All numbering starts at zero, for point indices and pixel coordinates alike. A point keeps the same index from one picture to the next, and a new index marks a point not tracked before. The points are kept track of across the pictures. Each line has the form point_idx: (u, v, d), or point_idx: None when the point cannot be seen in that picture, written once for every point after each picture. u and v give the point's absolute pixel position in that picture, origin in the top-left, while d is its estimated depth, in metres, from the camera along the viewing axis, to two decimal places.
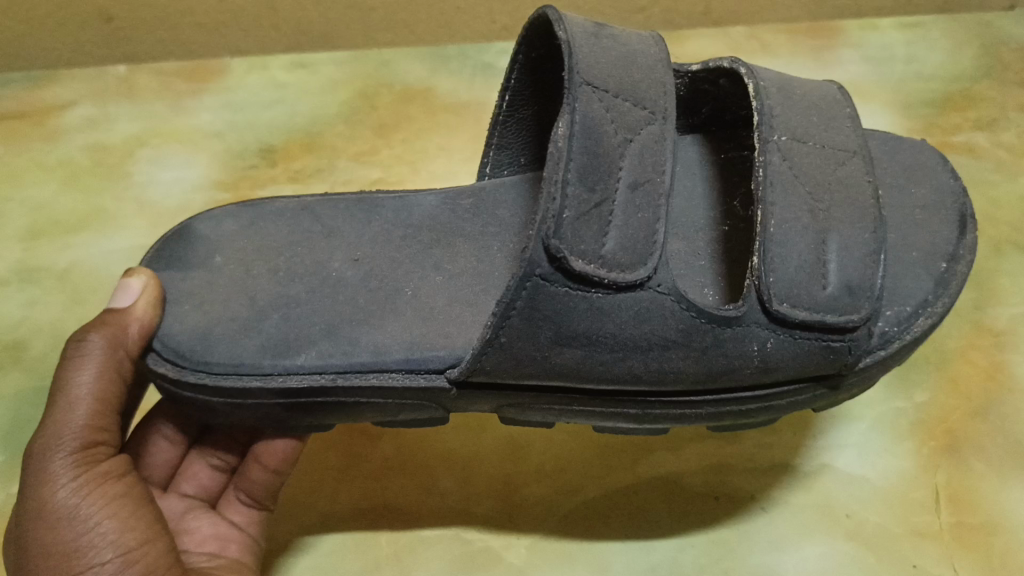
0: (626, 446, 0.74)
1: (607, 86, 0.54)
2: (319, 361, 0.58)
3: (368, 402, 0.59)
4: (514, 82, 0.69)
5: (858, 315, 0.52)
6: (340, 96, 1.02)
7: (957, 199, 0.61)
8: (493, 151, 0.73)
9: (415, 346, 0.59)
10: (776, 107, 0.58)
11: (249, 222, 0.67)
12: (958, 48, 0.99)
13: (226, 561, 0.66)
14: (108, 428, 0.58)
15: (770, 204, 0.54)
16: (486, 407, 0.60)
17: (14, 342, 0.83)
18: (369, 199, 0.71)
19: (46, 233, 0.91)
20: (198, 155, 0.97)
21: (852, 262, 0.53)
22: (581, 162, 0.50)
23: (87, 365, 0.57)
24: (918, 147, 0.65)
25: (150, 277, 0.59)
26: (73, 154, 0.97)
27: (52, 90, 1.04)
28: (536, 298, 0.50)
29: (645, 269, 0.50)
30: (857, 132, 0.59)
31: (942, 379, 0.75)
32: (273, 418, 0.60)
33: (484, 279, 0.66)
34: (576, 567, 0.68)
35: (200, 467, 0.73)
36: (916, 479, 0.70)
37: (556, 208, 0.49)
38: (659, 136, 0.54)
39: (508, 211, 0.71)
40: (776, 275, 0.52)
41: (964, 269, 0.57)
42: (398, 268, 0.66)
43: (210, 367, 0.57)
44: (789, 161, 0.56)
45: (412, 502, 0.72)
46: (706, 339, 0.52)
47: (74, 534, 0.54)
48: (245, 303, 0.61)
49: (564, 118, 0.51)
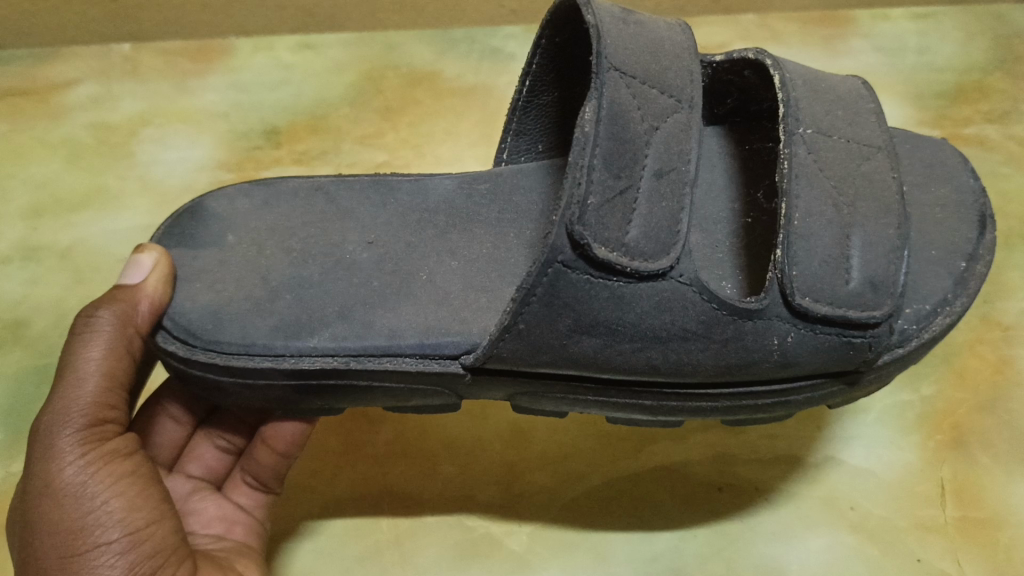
0: (634, 435, 0.74)
1: (634, 72, 0.54)
2: (332, 344, 0.57)
3: (379, 386, 0.58)
4: (536, 67, 0.68)
5: (881, 311, 0.52)
6: (346, 78, 1.01)
7: (977, 198, 0.61)
8: (511, 137, 0.72)
9: (431, 331, 0.58)
10: (801, 99, 0.58)
11: (263, 201, 0.67)
12: (969, 40, 0.99)
13: (232, 543, 0.66)
14: (116, 406, 0.58)
15: (794, 197, 0.53)
16: (499, 395, 0.59)
17: (16, 321, 0.83)
18: (384, 181, 0.70)
19: (48, 211, 0.90)
20: (202, 135, 0.96)
21: (876, 258, 0.53)
22: (607, 149, 0.50)
23: (96, 340, 0.56)
24: (939, 145, 0.65)
25: (161, 253, 0.59)
26: (76, 132, 0.96)
27: (55, 66, 1.03)
28: (557, 284, 0.50)
29: (668, 259, 0.49)
30: (882, 127, 0.59)
31: (949, 373, 0.74)
32: (284, 400, 0.60)
33: (500, 264, 0.65)
34: (577, 555, 0.67)
35: (206, 448, 0.73)
36: (921, 472, 0.69)
37: (582, 194, 0.48)
38: (686, 125, 0.54)
39: (525, 199, 0.70)
40: (799, 268, 0.51)
41: (982, 269, 0.57)
42: (414, 251, 0.65)
43: (220, 346, 0.56)
44: (813, 154, 0.55)
45: (416, 488, 0.72)
46: (727, 331, 0.51)
47: (81, 512, 0.53)
48: (258, 284, 0.61)
49: (591, 103, 0.51)
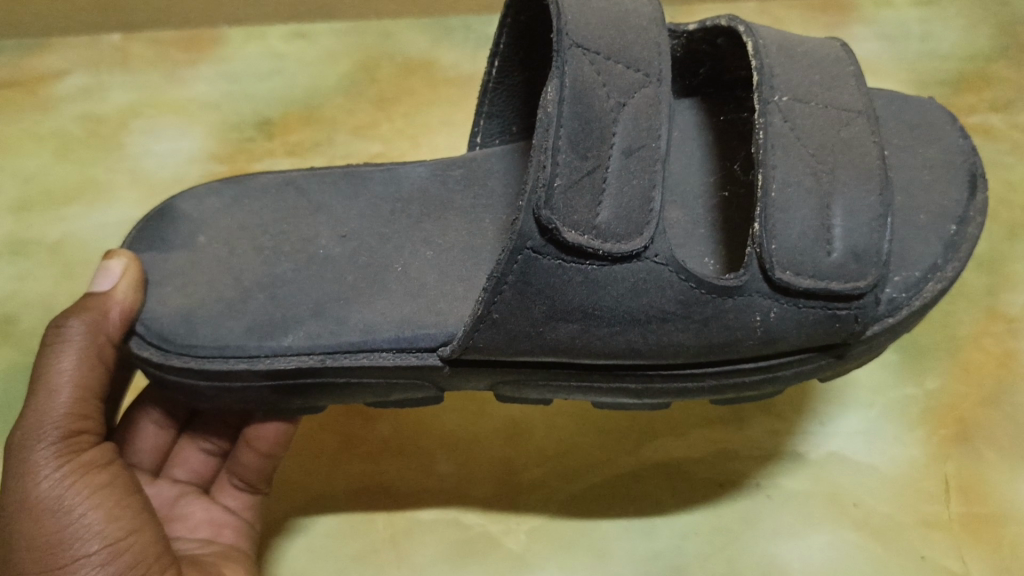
0: (630, 430, 0.72)
1: (597, 48, 0.52)
2: (306, 342, 0.56)
3: (359, 382, 0.57)
4: (503, 47, 0.67)
5: (866, 281, 0.50)
6: (340, 68, 1.00)
7: (967, 157, 0.59)
8: (483, 119, 0.71)
9: (406, 324, 0.57)
10: (776, 66, 0.56)
11: (232, 199, 0.65)
12: (974, 27, 0.97)
13: (219, 547, 0.65)
14: (91, 416, 0.57)
15: (771, 168, 0.51)
16: (480, 385, 0.58)
17: (5, 317, 0.82)
18: (355, 172, 0.68)
19: (38, 204, 0.89)
20: (194, 126, 0.94)
21: (859, 227, 0.51)
22: (572, 128, 0.48)
23: (67, 351, 0.55)
24: (924, 103, 0.63)
25: (130, 259, 0.58)
26: (66, 124, 0.95)
27: (43, 57, 1.01)
28: (528, 271, 0.48)
29: (642, 239, 0.48)
30: (862, 91, 0.57)
31: (954, 367, 0.73)
32: (263, 401, 0.59)
33: (474, 253, 0.63)
34: (576, 552, 0.66)
35: (191, 451, 0.71)
36: (926, 468, 0.68)
37: (548, 176, 0.47)
38: (655, 99, 0.52)
39: (500, 182, 0.69)
40: (778, 242, 0.50)
41: (975, 231, 0.55)
42: (387, 243, 0.64)
43: (194, 350, 0.56)
44: (790, 122, 0.53)
45: (409, 484, 0.71)
46: (707, 309, 0.50)
47: (59, 525, 0.53)
48: (229, 284, 0.59)
49: (552, 83, 0.49)
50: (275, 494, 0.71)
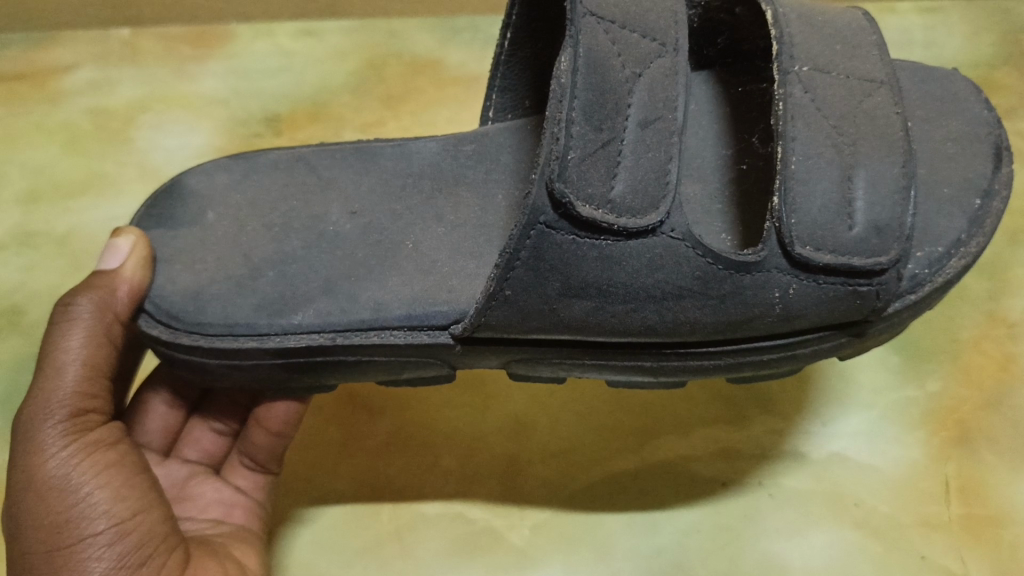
0: (638, 427, 0.73)
1: (611, 16, 0.53)
2: (317, 320, 0.57)
3: (371, 361, 0.58)
4: (515, 18, 0.67)
5: (887, 257, 0.51)
6: (347, 65, 1.00)
7: (991, 130, 0.59)
8: (495, 93, 0.71)
9: (417, 302, 0.57)
10: (796, 36, 0.56)
11: (241, 175, 0.66)
12: (977, 34, 0.97)
13: (229, 527, 0.66)
14: (98, 395, 0.58)
15: (791, 139, 0.52)
16: (493, 363, 0.59)
17: (13, 308, 0.82)
18: (366, 148, 0.69)
19: (46, 196, 0.89)
20: (201, 121, 0.95)
21: (880, 200, 0.51)
22: (586, 100, 0.49)
23: (75, 329, 0.56)
24: (949, 75, 0.63)
25: (138, 236, 0.58)
26: (74, 117, 0.95)
27: (51, 51, 1.01)
28: (541, 246, 0.49)
29: (657, 214, 0.49)
30: (885, 61, 0.57)
31: (955, 369, 0.73)
32: (273, 379, 0.59)
33: (487, 229, 0.64)
34: (579, 547, 0.67)
35: (201, 432, 0.72)
36: (926, 468, 0.69)
37: (561, 150, 0.47)
38: (671, 69, 0.53)
39: (511, 158, 0.69)
40: (798, 216, 0.50)
41: (999, 205, 0.56)
42: (399, 220, 0.64)
43: (203, 329, 0.56)
44: (810, 93, 0.54)
45: (415, 478, 0.71)
46: (725, 286, 0.51)
47: (66, 504, 0.54)
48: (238, 261, 0.60)
49: (566, 52, 0.50)
50: (283, 483, 0.72)
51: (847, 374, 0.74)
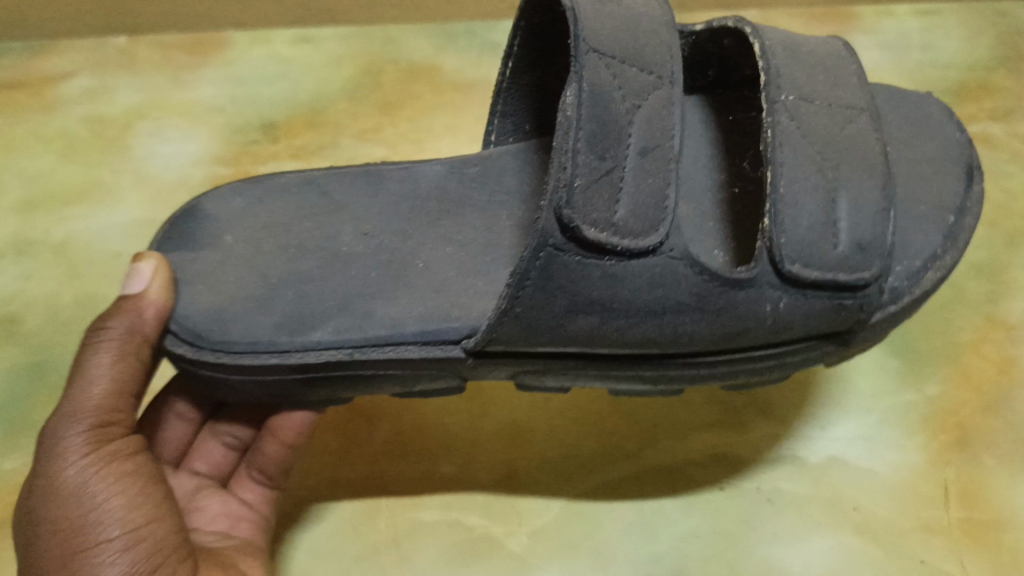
0: (634, 432, 0.73)
1: (612, 52, 0.52)
2: (335, 337, 0.57)
3: (385, 375, 0.58)
4: (517, 49, 0.67)
5: (870, 272, 0.51)
6: (345, 71, 1.01)
7: (963, 152, 0.60)
8: (497, 118, 0.71)
9: (427, 319, 0.58)
10: (782, 66, 0.56)
11: (255, 199, 0.66)
12: (973, 39, 0.97)
13: (237, 541, 0.66)
14: (124, 411, 0.57)
15: (778, 164, 0.52)
16: (502, 375, 0.58)
17: (9, 318, 0.82)
18: (371, 172, 0.69)
19: (43, 205, 0.89)
20: (198, 129, 0.95)
21: (863, 220, 0.52)
22: (590, 131, 0.49)
23: (103, 346, 0.56)
24: (921, 98, 0.63)
25: (160, 259, 0.58)
26: (72, 125, 0.95)
27: (48, 60, 1.01)
28: (550, 267, 0.49)
29: (657, 235, 0.49)
30: (864, 89, 0.58)
31: (954, 373, 0.73)
32: (285, 392, 0.59)
33: (494, 248, 0.65)
34: (578, 554, 0.67)
35: (212, 444, 0.71)
36: (925, 473, 0.69)
37: (568, 177, 0.47)
38: (667, 101, 0.53)
39: (515, 179, 0.70)
40: (787, 235, 0.51)
41: (971, 222, 0.56)
42: (408, 241, 0.65)
43: (227, 346, 0.56)
44: (796, 121, 0.54)
45: (412, 486, 0.71)
46: (720, 302, 0.51)
47: (81, 510, 0.54)
48: (256, 280, 0.60)
49: (572, 87, 0.50)
50: (281, 490, 0.72)
51: (844, 378, 0.74)
